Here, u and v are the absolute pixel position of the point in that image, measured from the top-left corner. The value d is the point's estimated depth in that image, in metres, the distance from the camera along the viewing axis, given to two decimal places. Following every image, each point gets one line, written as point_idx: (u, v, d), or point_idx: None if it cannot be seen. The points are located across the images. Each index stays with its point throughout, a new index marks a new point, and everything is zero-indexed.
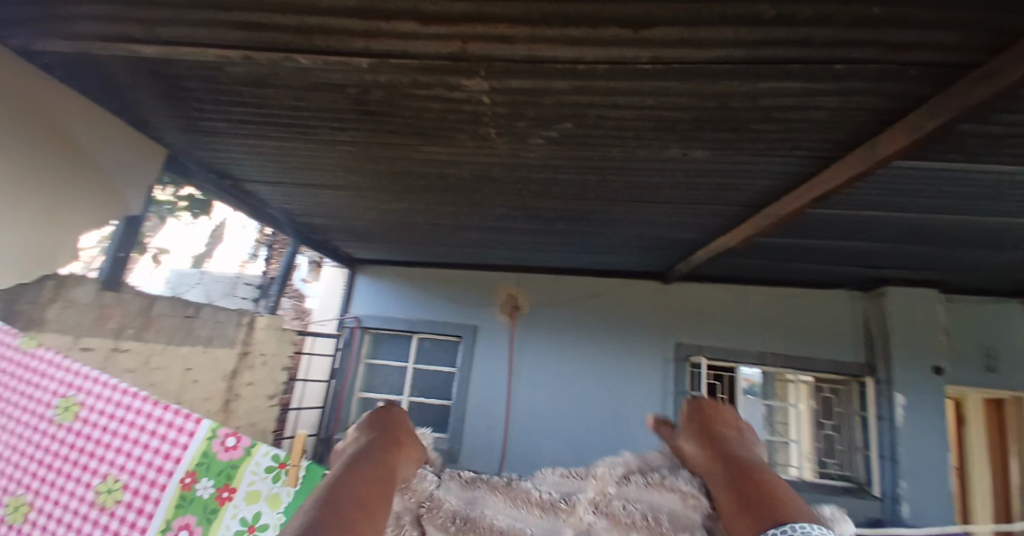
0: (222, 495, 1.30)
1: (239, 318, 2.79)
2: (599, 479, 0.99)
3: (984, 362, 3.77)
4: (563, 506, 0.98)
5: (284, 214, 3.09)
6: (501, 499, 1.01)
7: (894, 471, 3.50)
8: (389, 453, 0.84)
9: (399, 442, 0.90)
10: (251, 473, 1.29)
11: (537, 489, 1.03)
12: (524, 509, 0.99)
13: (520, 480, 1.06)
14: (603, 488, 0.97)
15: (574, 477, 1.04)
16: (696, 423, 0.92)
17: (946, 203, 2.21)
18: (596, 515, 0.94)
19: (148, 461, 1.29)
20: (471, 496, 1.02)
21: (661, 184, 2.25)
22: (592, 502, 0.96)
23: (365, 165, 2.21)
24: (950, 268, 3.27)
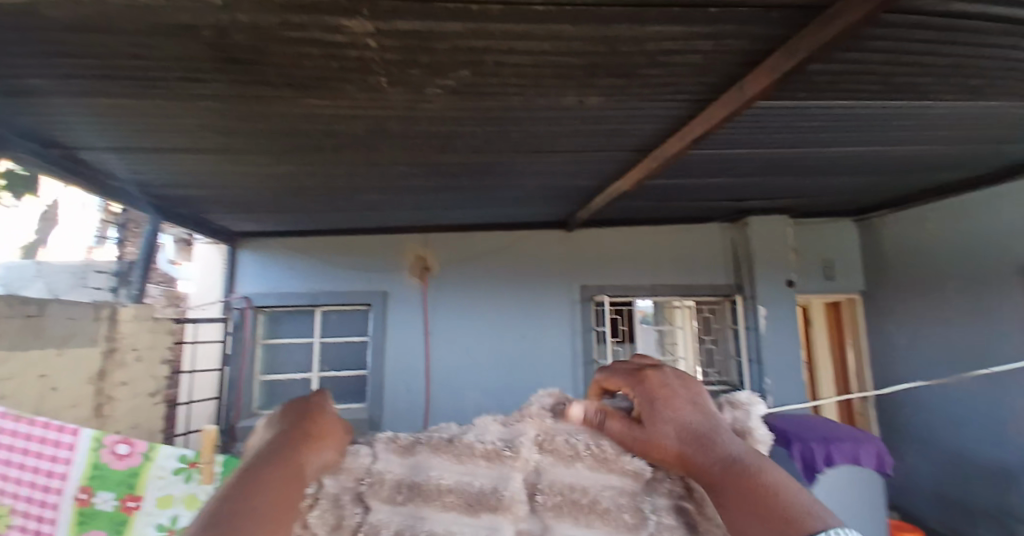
0: (127, 503, 1.65)
1: (96, 312, 2.44)
2: (539, 419, 0.94)
3: (824, 272, 4.54)
4: (510, 452, 0.90)
5: (135, 185, 2.69)
6: (441, 456, 0.92)
7: (761, 371, 4.13)
8: (300, 448, 0.78)
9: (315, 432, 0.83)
10: (156, 477, 1.64)
11: (479, 438, 0.94)
12: (467, 462, 0.90)
13: (458, 432, 0.97)
14: (544, 426, 0.92)
15: (518, 419, 0.96)
16: (652, 407, 0.82)
17: (798, 138, 2.53)
18: (542, 455, 0.89)
19: (36, 469, 1.62)
20: (408, 459, 0.92)
21: (556, 133, 2.29)
22: (536, 444, 0.91)
23: (234, 124, 1.97)
24: (802, 195, 3.79)
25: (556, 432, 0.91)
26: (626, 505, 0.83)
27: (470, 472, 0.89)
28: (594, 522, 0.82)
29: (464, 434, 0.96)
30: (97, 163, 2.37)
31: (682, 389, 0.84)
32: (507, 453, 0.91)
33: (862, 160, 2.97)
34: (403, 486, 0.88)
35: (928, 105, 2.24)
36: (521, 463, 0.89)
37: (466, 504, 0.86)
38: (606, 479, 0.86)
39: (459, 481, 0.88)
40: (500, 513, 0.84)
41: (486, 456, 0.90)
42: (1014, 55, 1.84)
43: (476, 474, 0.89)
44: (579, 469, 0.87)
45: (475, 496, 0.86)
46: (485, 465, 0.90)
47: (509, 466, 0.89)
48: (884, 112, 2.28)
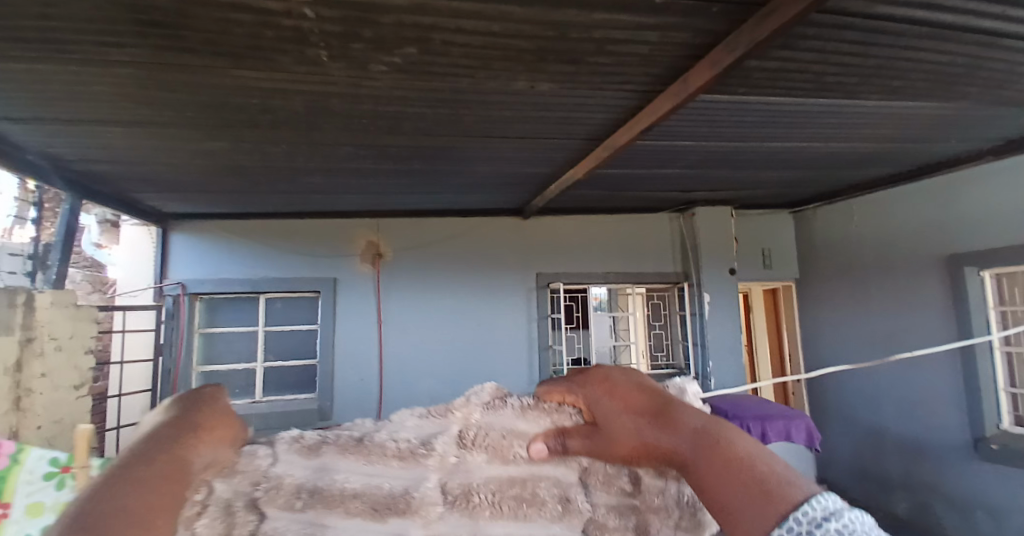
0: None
1: (10, 298, 2.24)
2: (467, 414, 0.83)
3: (762, 261, 4.80)
4: (433, 447, 0.79)
5: (48, 159, 2.46)
6: (353, 457, 0.77)
7: (704, 355, 4.33)
8: (188, 442, 0.61)
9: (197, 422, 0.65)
10: (31, 482, 1.55)
11: (392, 436, 0.81)
12: (384, 462, 0.77)
13: (365, 430, 0.83)
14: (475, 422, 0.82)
15: (442, 416, 0.84)
16: (606, 401, 0.76)
17: (740, 131, 2.64)
18: (472, 454, 0.79)
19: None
20: (313, 459, 0.76)
21: (509, 118, 2.28)
22: (465, 441, 0.80)
23: (161, 95, 1.83)
24: (744, 186, 3.96)
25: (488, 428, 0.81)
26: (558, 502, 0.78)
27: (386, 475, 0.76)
28: (524, 517, 0.76)
29: (378, 432, 0.82)
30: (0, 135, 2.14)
31: (625, 376, 0.80)
32: (429, 451, 0.79)
33: (797, 154, 3.15)
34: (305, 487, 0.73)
35: (855, 103, 2.39)
36: (448, 462, 0.78)
37: (384, 508, 0.74)
38: (538, 470, 0.78)
39: (375, 483, 0.75)
40: (409, 518, 0.74)
41: (407, 456, 0.78)
42: (928, 58, 1.99)
43: (396, 477, 0.76)
44: (516, 467, 0.78)
45: (395, 500, 0.75)
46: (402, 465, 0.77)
47: (430, 464, 0.78)
48: (816, 108, 2.41)
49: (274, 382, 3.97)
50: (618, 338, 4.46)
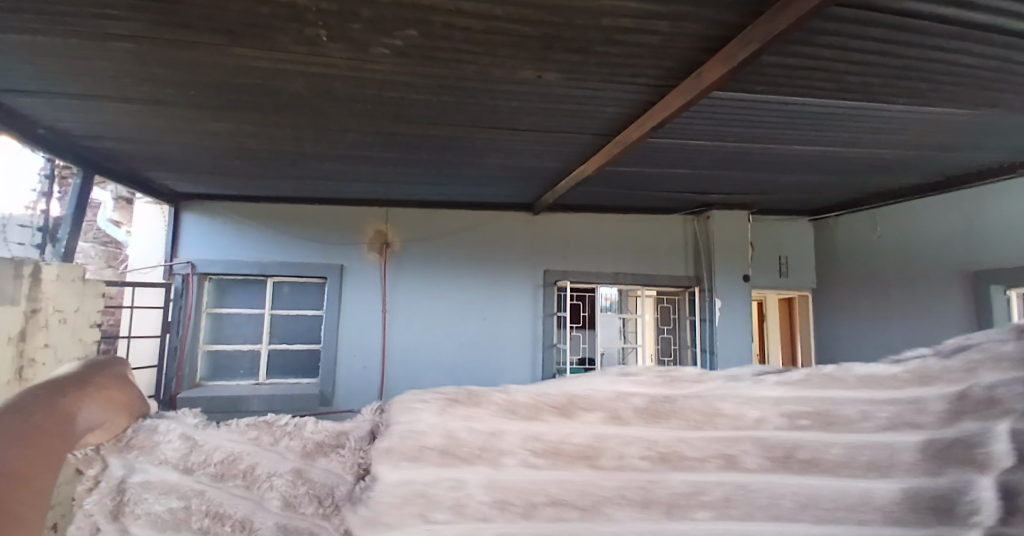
0: None
1: (16, 270, 2.22)
2: (643, 384, 0.71)
3: (779, 269, 4.66)
4: (578, 409, 0.67)
5: (57, 134, 2.48)
6: (724, 403, 0.69)
7: (713, 361, 4.22)
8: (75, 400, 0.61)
9: (90, 388, 0.64)
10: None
11: (773, 383, 0.72)
12: (851, 396, 0.68)
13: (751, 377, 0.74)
14: (666, 397, 0.69)
15: (465, 400, 0.68)
16: None
17: (757, 132, 2.55)
18: (580, 423, 0.66)
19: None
20: (220, 447, 0.68)
21: (517, 110, 2.22)
22: (670, 419, 0.67)
23: (162, 72, 1.82)
24: (762, 190, 3.84)
25: (670, 405, 0.68)
26: (716, 505, 0.63)
27: (262, 483, 0.66)
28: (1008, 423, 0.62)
29: (702, 381, 0.73)
30: (13, 108, 2.17)
31: None
32: (926, 382, 0.67)
33: (817, 159, 3.03)
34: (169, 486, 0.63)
35: (880, 106, 2.28)
36: (925, 402, 0.66)
37: (806, 468, 0.65)
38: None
39: (806, 449, 0.65)
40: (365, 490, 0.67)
41: (800, 418, 0.67)
42: (957, 60, 1.88)
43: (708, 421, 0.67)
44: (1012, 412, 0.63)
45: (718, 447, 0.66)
46: (732, 428, 0.67)
47: (897, 403, 0.66)
48: (837, 110, 2.31)
49: (277, 365, 3.99)
50: (626, 339, 4.41)
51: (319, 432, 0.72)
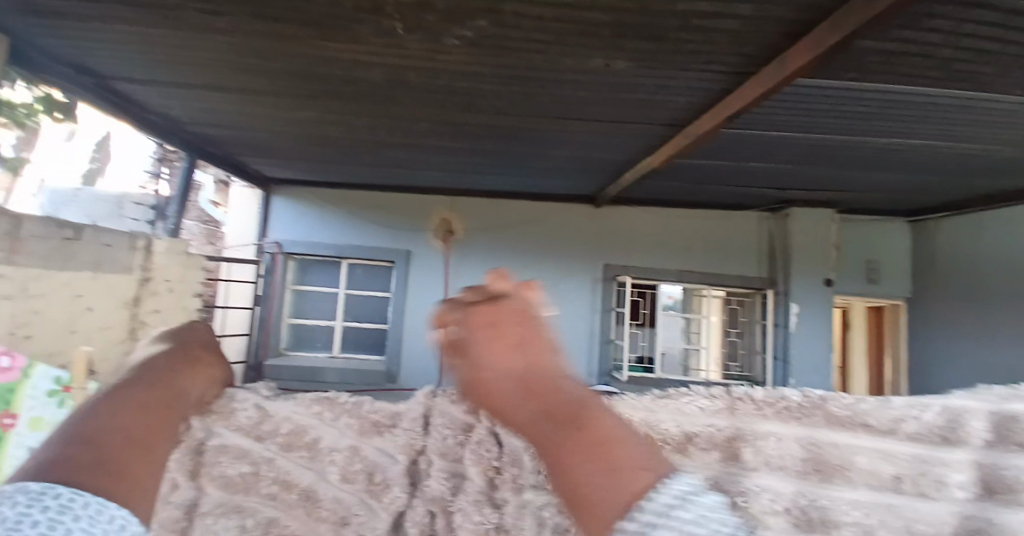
0: (3, 422, 1.51)
1: (132, 242, 2.51)
2: (774, 417, 0.50)
3: (867, 274, 4.25)
4: (695, 444, 0.48)
5: (170, 121, 2.78)
6: (846, 453, 0.47)
7: (785, 370, 3.99)
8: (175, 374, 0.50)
9: (181, 355, 0.52)
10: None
11: (922, 425, 0.48)
12: None
13: (888, 408, 0.49)
14: (754, 433, 0.48)
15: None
16: None
17: (847, 124, 2.34)
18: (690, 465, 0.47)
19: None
20: (289, 417, 0.55)
21: (585, 99, 2.19)
22: (798, 468, 0.46)
23: (255, 62, 1.98)
24: (851, 187, 3.52)
25: (820, 460, 0.47)
26: None
27: (324, 457, 0.53)
28: None
29: (848, 414, 0.49)
30: (135, 98, 2.46)
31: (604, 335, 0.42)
32: None
33: (918, 155, 2.74)
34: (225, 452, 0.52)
35: (997, 96, 2.02)
36: None
37: None
38: None
39: None
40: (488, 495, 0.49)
41: (925, 477, 0.46)
42: None
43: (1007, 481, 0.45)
44: None
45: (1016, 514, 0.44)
46: (863, 489, 0.46)
47: None
48: (941, 101, 2.08)
49: (348, 342, 4.24)
50: (689, 340, 4.26)
51: (375, 411, 0.56)
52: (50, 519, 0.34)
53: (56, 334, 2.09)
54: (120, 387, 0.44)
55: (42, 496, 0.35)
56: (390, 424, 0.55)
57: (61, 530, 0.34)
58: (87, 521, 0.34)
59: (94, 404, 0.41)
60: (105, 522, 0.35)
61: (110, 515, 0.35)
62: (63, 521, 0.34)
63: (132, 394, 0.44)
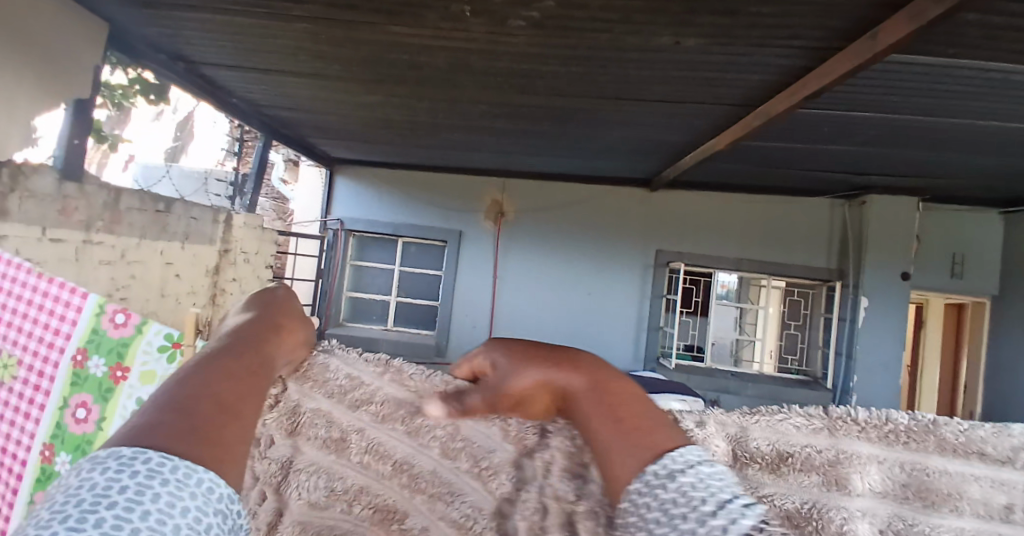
0: (116, 374, 1.09)
1: (215, 216, 2.72)
2: (877, 441, 0.51)
3: (951, 269, 3.92)
4: (790, 466, 0.50)
5: (248, 104, 2.96)
6: (956, 482, 0.49)
7: (848, 367, 3.75)
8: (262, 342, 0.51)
9: (270, 326, 0.54)
10: (143, 353, 1.08)
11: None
12: None
13: (1006, 438, 0.50)
14: (860, 455, 0.50)
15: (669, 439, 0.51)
16: None
17: (940, 104, 2.15)
18: (802, 487, 0.50)
19: (35, 335, 1.12)
20: (381, 389, 0.57)
21: (649, 79, 2.13)
22: (899, 494, 0.50)
23: (328, 48, 2.07)
24: (939, 173, 3.24)
25: (925, 483, 0.50)
26: None
27: (425, 434, 0.55)
28: None
29: (963, 440, 0.50)
30: (218, 81, 2.62)
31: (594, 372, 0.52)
32: None
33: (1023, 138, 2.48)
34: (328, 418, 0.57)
35: None
36: None
37: None
38: None
39: None
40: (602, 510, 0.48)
41: None
42: None
43: None
44: None
45: None
46: (978, 516, 0.49)
47: None
48: None
49: (402, 316, 4.42)
50: (742, 331, 4.15)
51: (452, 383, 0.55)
52: (138, 483, 0.33)
53: (150, 298, 2.30)
54: (208, 358, 0.46)
55: (134, 460, 0.35)
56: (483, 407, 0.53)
57: (147, 497, 0.32)
58: (175, 485, 0.34)
59: (184, 375, 0.43)
60: (193, 486, 0.35)
61: (198, 478, 0.35)
62: (151, 485, 0.33)
63: (222, 365, 0.45)
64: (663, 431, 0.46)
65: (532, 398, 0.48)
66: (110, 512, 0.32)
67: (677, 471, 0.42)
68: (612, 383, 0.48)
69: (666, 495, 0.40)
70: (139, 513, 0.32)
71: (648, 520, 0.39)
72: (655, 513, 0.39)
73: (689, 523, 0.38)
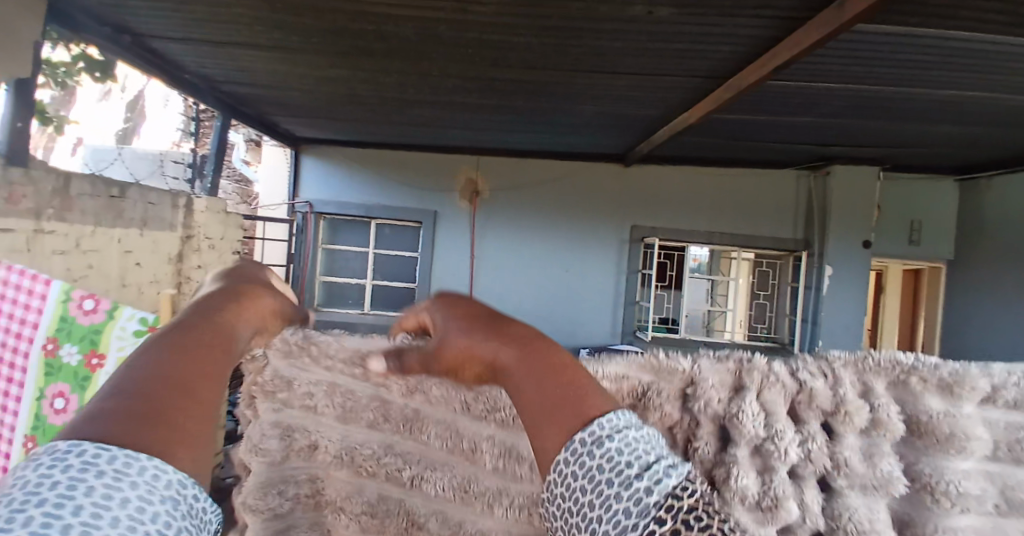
0: (92, 362, 1.12)
1: (173, 201, 2.55)
2: (886, 382, 0.45)
3: (909, 235, 4.08)
4: (804, 404, 0.44)
5: (203, 80, 2.80)
6: (964, 423, 0.43)
7: (814, 333, 3.92)
8: (235, 305, 0.42)
9: (229, 291, 0.43)
10: (119, 339, 1.11)
11: None
12: None
13: (989, 376, 0.44)
14: (877, 397, 0.44)
15: (654, 368, 0.46)
16: None
17: (902, 73, 2.19)
18: (811, 434, 0.43)
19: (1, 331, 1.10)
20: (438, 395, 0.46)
21: (622, 50, 2.10)
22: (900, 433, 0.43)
23: (289, 19, 1.96)
24: (900, 142, 3.33)
25: (921, 424, 0.44)
26: None
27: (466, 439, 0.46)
28: None
29: (951, 377, 0.44)
30: (168, 55, 2.46)
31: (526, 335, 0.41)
32: None
33: (977, 106, 2.56)
34: (332, 400, 0.47)
35: None
36: None
37: None
38: None
39: None
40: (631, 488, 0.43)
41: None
42: None
43: None
44: None
45: None
46: (977, 456, 0.43)
47: None
48: (1008, 48, 1.93)
49: (378, 300, 4.34)
50: (714, 303, 4.23)
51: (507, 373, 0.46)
52: (68, 478, 0.25)
53: (111, 288, 2.19)
54: (162, 332, 0.37)
55: (66, 454, 0.27)
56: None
57: (77, 495, 0.25)
58: (113, 475, 0.26)
59: (135, 355, 0.34)
60: (133, 476, 0.27)
61: (140, 466, 0.27)
62: (85, 479, 0.25)
63: (173, 336, 0.36)
64: (596, 397, 0.36)
65: (463, 363, 0.42)
66: (37, 510, 0.24)
67: (605, 437, 0.33)
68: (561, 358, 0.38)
69: (591, 463, 0.32)
70: (71, 508, 0.25)
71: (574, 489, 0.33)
72: (581, 482, 0.32)
73: (611, 486, 0.32)
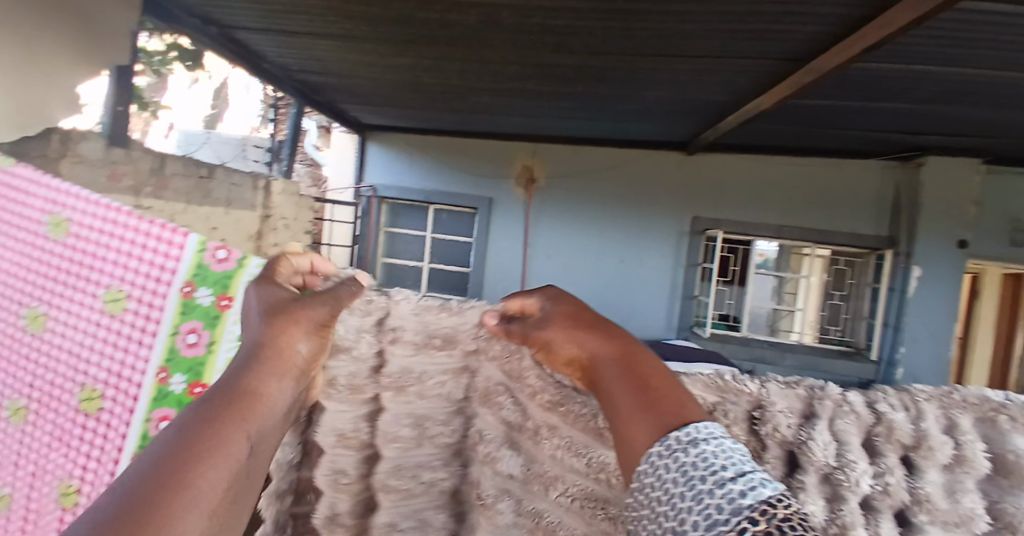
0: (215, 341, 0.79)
1: (255, 182, 2.73)
2: (974, 418, 0.54)
3: (1009, 234, 3.59)
4: (885, 436, 0.54)
5: (282, 69, 2.98)
6: None
7: (895, 338, 3.62)
8: (265, 365, 0.51)
9: (272, 343, 0.53)
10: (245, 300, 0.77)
11: None
12: None
13: None
14: (963, 433, 0.53)
15: (720, 387, 0.58)
16: None
17: (1016, 56, 1.94)
18: (889, 467, 0.53)
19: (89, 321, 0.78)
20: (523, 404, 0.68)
21: (692, 32, 2.00)
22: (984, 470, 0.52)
23: (359, 8, 2.03)
24: (1009, 132, 2.96)
25: (1008, 462, 0.52)
26: None
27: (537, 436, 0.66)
28: None
29: None
30: (251, 45, 2.63)
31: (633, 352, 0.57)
32: None
33: None
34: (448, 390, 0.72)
35: None
36: None
37: None
38: None
39: None
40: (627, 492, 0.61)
41: None
42: None
43: None
44: None
45: None
46: None
47: None
48: None
49: (434, 283, 4.46)
50: (781, 301, 4.03)
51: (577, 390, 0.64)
52: None
53: None
54: (209, 397, 0.46)
55: None
56: (576, 391, 0.64)
57: None
58: None
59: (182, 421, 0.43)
60: None
61: None
62: None
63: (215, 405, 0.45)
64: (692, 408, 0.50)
65: (560, 345, 0.60)
66: None
67: (700, 439, 0.45)
68: (643, 356, 0.56)
69: (687, 459, 0.44)
70: None
71: (692, 480, 0.42)
72: (674, 474, 0.44)
73: (707, 485, 0.41)
